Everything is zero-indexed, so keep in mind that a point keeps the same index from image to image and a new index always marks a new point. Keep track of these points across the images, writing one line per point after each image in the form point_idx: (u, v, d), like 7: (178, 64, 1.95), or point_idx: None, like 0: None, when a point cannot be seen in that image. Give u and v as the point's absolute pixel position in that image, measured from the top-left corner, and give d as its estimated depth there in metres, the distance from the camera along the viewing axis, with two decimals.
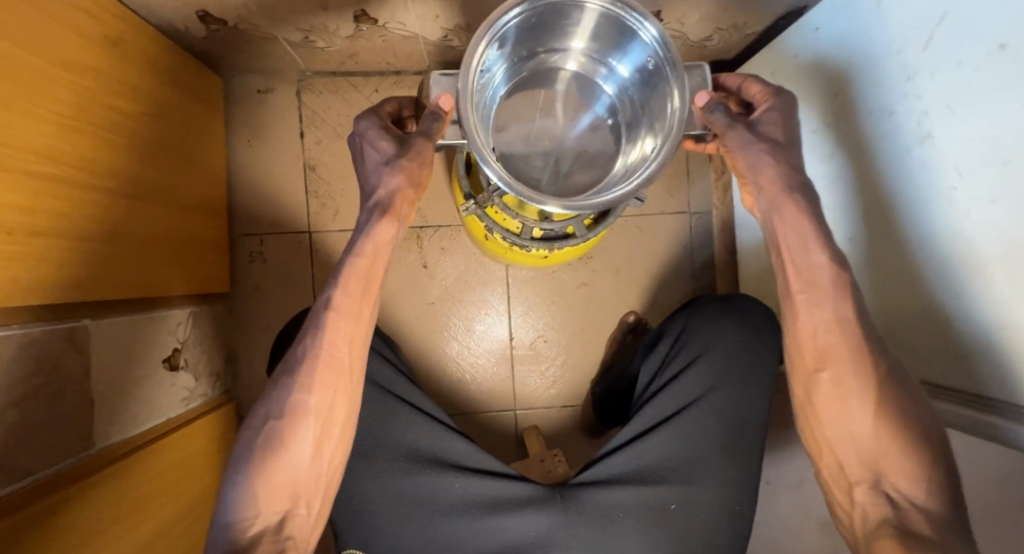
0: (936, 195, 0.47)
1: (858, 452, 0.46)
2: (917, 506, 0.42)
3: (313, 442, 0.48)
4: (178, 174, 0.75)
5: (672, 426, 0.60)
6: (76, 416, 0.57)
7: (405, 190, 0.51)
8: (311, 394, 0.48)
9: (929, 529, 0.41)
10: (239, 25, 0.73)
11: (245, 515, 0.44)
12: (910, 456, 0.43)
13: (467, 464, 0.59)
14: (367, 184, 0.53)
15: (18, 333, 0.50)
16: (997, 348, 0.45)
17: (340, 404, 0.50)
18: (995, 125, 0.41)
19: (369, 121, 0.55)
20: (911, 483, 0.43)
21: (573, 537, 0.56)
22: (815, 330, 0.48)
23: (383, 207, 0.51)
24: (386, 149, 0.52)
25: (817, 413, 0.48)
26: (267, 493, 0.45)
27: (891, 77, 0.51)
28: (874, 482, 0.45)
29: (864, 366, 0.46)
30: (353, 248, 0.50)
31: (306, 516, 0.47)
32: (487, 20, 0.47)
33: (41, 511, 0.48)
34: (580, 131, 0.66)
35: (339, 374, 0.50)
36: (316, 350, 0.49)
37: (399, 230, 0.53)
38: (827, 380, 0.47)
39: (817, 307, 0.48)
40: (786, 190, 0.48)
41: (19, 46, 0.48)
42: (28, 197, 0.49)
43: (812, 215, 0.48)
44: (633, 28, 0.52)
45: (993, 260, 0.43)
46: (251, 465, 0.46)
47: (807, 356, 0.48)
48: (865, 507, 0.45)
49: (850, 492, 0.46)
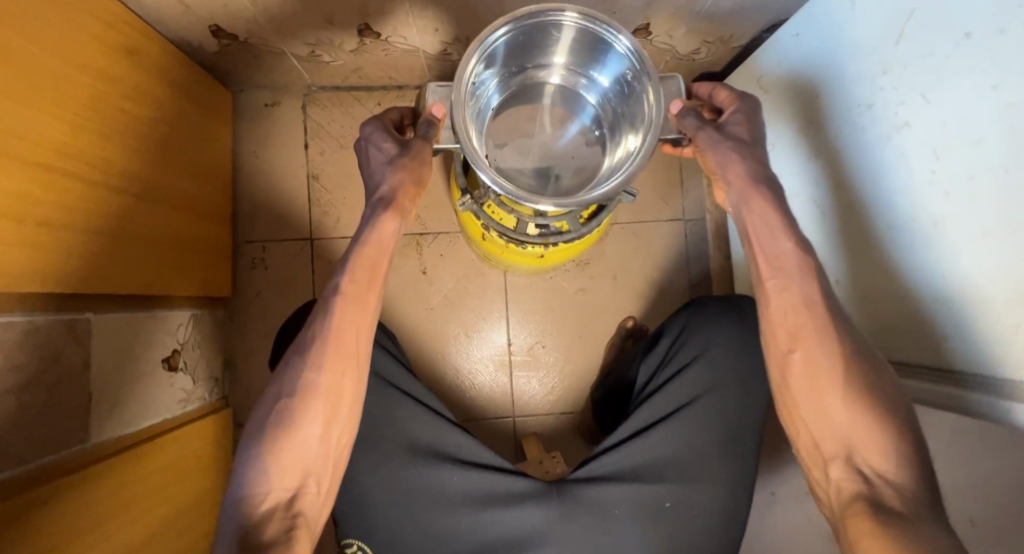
0: (913, 181, 0.49)
1: (830, 429, 0.46)
2: (887, 481, 0.42)
3: (322, 422, 0.49)
4: (186, 179, 0.77)
5: (669, 426, 0.58)
6: (75, 407, 0.58)
7: (407, 185, 0.54)
8: (320, 374, 0.50)
9: (897, 501, 0.41)
10: (249, 40, 0.77)
11: (256, 491, 0.45)
12: (879, 431, 0.44)
13: (468, 457, 0.59)
14: (370, 183, 0.56)
15: (21, 322, 0.51)
16: (968, 325, 0.46)
17: (347, 387, 0.51)
18: (966, 108, 0.42)
19: (374, 126, 0.57)
20: (882, 456, 0.43)
21: (567, 532, 0.55)
22: (790, 310, 0.49)
23: (386, 201, 0.53)
24: (389, 150, 0.54)
25: (793, 391, 0.49)
26: (278, 470, 0.46)
27: (866, 72, 0.54)
28: (847, 457, 0.45)
29: (829, 341, 0.47)
30: (358, 239, 0.53)
31: (316, 494, 0.48)
32: (477, 38, 0.52)
33: (35, 499, 0.48)
34: (568, 140, 0.69)
35: (345, 357, 0.51)
36: (323, 332, 0.50)
37: (402, 222, 0.55)
38: (799, 360, 0.48)
39: (784, 292, 0.49)
40: (754, 183, 0.51)
41: (36, 46, 0.50)
42: (41, 189, 0.51)
43: (777, 206, 0.51)
44: (608, 41, 0.55)
45: (952, 243, 0.46)
46: (264, 443, 0.47)
47: (779, 337, 0.49)
48: (839, 481, 0.45)
49: (827, 470, 0.46)
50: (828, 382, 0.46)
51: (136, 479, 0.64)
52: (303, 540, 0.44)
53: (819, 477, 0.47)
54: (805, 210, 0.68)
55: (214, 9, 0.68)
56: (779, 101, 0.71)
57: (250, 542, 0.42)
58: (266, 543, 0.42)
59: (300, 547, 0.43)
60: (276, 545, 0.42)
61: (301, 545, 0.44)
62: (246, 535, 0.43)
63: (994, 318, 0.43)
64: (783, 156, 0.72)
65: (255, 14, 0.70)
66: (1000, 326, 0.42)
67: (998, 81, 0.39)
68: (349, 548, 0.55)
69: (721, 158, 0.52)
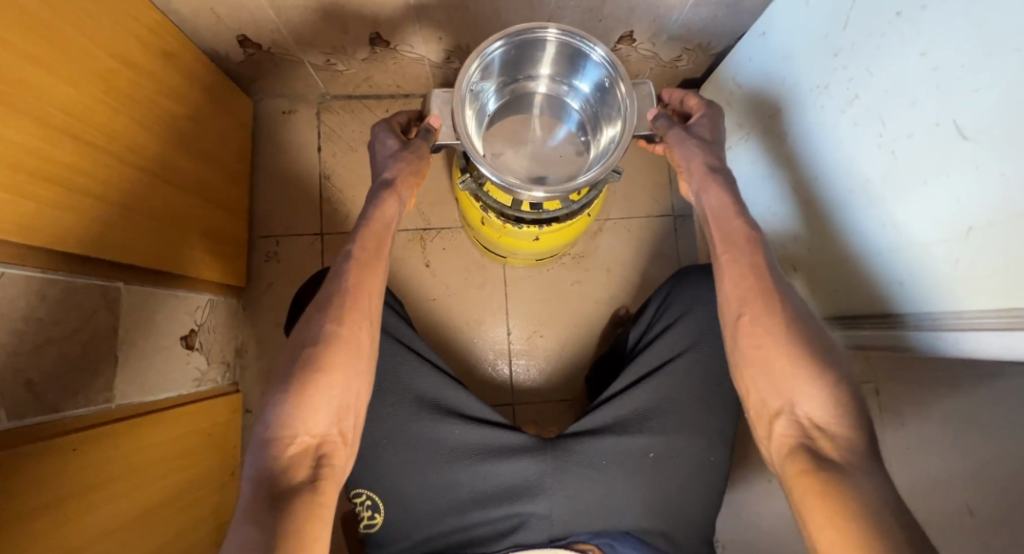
0: (864, 147, 0.55)
1: (773, 385, 0.50)
2: (826, 432, 0.46)
3: (345, 372, 0.49)
4: (209, 173, 0.84)
5: (653, 381, 0.62)
6: (103, 367, 0.62)
7: (407, 174, 0.59)
8: (340, 324, 0.50)
9: (836, 451, 0.45)
10: (271, 49, 0.85)
11: (285, 433, 0.45)
12: (817, 383, 0.47)
13: (469, 412, 0.62)
14: (375, 173, 0.61)
15: (63, 280, 0.56)
16: (918, 270, 0.51)
17: (364, 340, 0.51)
18: (901, 76, 0.49)
19: (383, 127, 0.63)
20: (819, 407, 0.47)
21: (560, 483, 0.58)
22: (743, 276, 0.53)
23: (386, 185, 0.58)
24: (393, 145, 0.60)
25: (747, 352, 0.51)
26: (306, 418, 0.46)
27: (821, 57, 0.60)
28: (790, 411, 0.48)
29: (771, 303, 0.51)
30: (366, 214, 0.57)
31: (342, 446, 0.48)
32: (474, 52, 0.58)
33: (58, 445, 0.52)
34: (557, 143, 0.75)
35: (362, 313, 0.52)
36: (339, 289, 0.52)
37: (401, 207, 0.59)
38: (749, 323, 0.51)
39: (736, 264, 0.54)
40: (710, 172, 0.57)
41: (81, 35, 0.57)
42: (83, 161, 0.56)
43: (731, 196, 0.56)
44: (584, 50, 0.61)
45: (898, 197, 0.51)
46: (292, 390, 0.46)
47: (732, 301, 0.53)
48: (780, 437, 0.49)
49: (772, 426, 0.50)
50: (770, 340, 0.50)
51: (154, 444, 0.68)
52: (329, 491, 0.44)
53: (763, 433, 0.51)
54: (764, 198, 0.79)
55: (242, 19, 0.76)
56: (744, 103, 0.80)
57: (277, 488, 0.42)
58: (294, 489, 0.42)
59: (327, 497, 0.43)
60: (303, 491, 0.42)
61: (328, 495, 0.44)
62: (274, 478, 0.43)
63: (940, 257, 0.48)
64: (744, 155, 0.82)
65: (280, 25, 0.78)
66: (917, 271, 0.51)
67: (925, 48, 0.46)
68: (359, 498, 0.58)
69: (682, 151, 0.58)
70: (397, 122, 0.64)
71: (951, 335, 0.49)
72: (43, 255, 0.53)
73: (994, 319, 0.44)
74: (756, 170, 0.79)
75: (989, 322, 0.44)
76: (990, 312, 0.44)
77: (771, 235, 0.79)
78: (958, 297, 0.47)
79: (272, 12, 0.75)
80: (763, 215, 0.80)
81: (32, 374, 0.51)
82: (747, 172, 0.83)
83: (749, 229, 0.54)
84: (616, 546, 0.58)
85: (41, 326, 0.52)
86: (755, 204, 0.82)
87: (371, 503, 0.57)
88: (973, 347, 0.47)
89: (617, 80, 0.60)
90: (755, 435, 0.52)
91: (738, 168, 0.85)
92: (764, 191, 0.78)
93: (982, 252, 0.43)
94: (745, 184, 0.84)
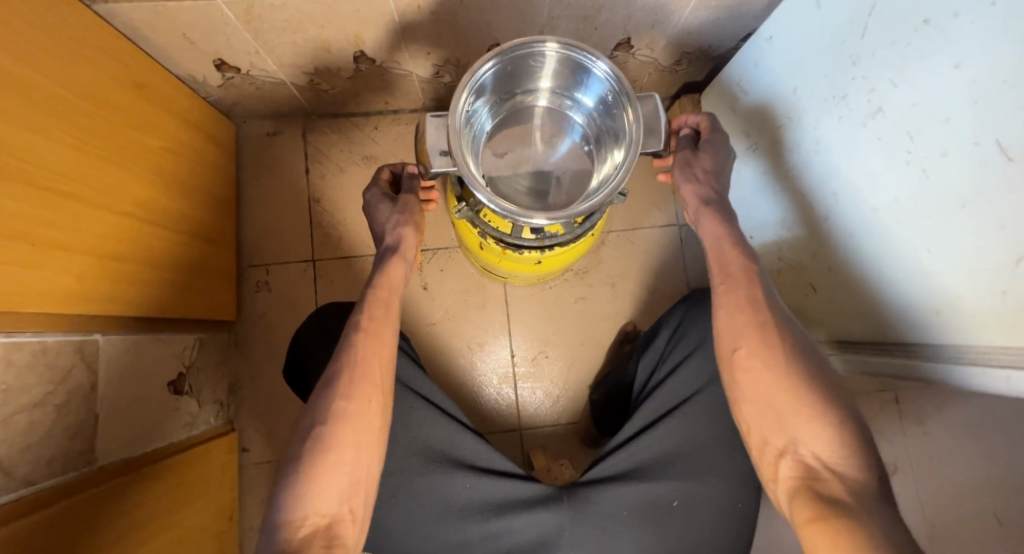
0: (892, 162, 0.50)
1: (776, 422, 0.46)
2: (834, 472, 0.43)
3: (354, 443, 0.46)
4: (190, 205, 0.79)
5: (671, 422, 0.58)
6: (84, 429, 0.58)
7: (411, 237, 0.59)
8: (349, 401, 0.47)
9: (844, 492, 0.41)
10: (251, 72, 0.81)
11: (295, 516, 0.42)
12: (820, 420, 0.44)
13: (481, 464, 0.58)
14: (377, 238, 0.61)
15: (33, 342, 0.52)
16: (959, 301, 0.46)
17: (375, 413, 0.48)
18: (932, 89, 0.44)
19: (373, 189, 0.62)
20: (825, 445, 0.44)
21: (576, 538, 0.55)
22: (738, 306, 0.51)
23: (393, 252, 0.58)
24: (388, 209, 0.60)
25: (743, 384, 0.48)
26: (317, 496, 0.43)
27: (839, 62, 0.56)
28: (793, 450, 0.45)
29: (779, 342, 0.48)
30: (370, 283, 0.56)
31: (352, 523, 0.44)
32: (468, 74, 0.53)
33: (35, 527, 0.47)
34: (559, 158, 0.68)
35: (372, 385, 0.49)
36: (347, 365, 0.49)
37: (406, 268, 0.60)
38: (745, 356, 0.48)
39: (734, 294, 0.51)
40: (704, 202, 0.57)
41: (43, 77, 0.53)
42: (48, 213, 0.52)
43: (728, 226, 0.55)
44: (585, 64, 0.56)
45: (933, 220, 0.47)
46: (300, 475, 0.43)
47: (725, 333, 0.50)
48: (789, 480, 0.45)
49: (776, 466, 0.46)
50: (772, 378, 0.47)
51: (148, 499, 0.64)
52: None
53: (769, 474, 0.47)
54: (773, 213, 0.75)
55: (218, 44, 0.72)
56: (749, 112, 0.76)
57: None
58: None
59: None
60: None
61: None
62: None
63: (979, 289, 0.44)
64: (751, 166, 0.79)
65: (258, 48, 0.73)
66: (948, 299, 0.47)
67: (958, 60, 0.42)
68: None
69: (680, 177, 0.59)
70: (383, 181, 0.64)
71: (996, 372, 0.44)
72: (11, 318, 0.49)
73: None
74: (763, 183, 0.76)
75: None
76: None
77: (783, 252, 0.75)
78: (1005, 330, 0.43)
79: (250, 35, 0.70)
80: (771, 231, 0.77)
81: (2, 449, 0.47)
82: (753, 184, 0.79)
83: (745, 258, 0.53)
84: None
85: (8, 397, 0.48)
86: (761, 218, 0.79)
87: None
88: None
89: (622, 95, 0.55)
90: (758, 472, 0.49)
91: (744, 178, 0.81)
92: (772, 203, 0.74)
93: None
94: (749, 199, 0.81)
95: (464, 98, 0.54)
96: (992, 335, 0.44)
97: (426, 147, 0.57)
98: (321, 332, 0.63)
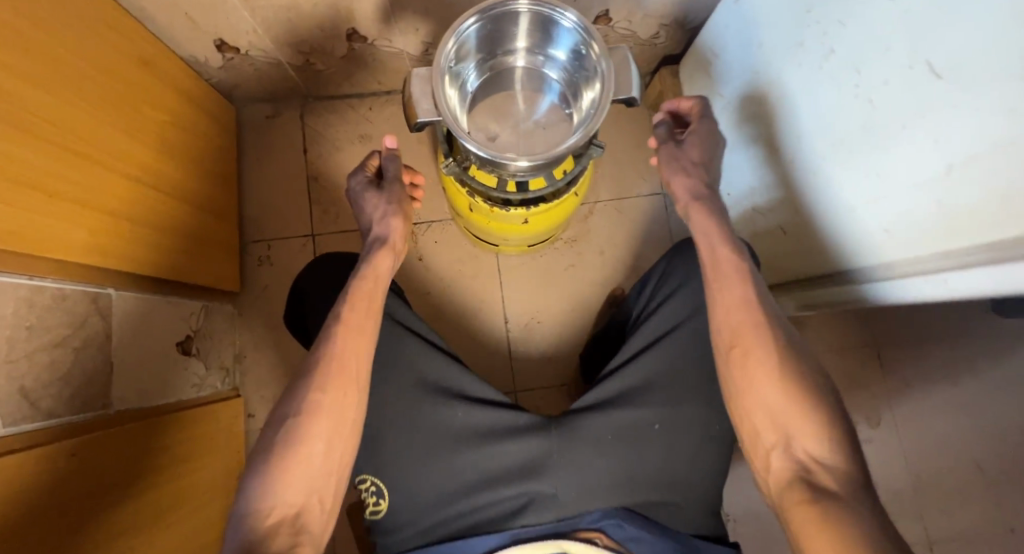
0: (848, 97, 0.54)
1: (772, 421, 0.50)
2: (821, 462, 0.46)
3: (326, 436, 0.49)
4: (194, 180, 0.84)
5: (654, 351, 0.62)
6: (100, 376, 0.62)
7: (397, 230, 0.64)
8: (323, 393, 0.50)
9: (833, 482, 0.45)
10: (249, 52, 0.85)
11: (264, 504, 0.45)
12: (811, 420, 0.48)
13: (474, 395, 0.62)
14: (365, 228, 0.65)
15: (53, 286, 0.56)
16: (907, 218, 0.49)
17: (350, 406, 0.51)
18: (874, 23, 0.48)
19: (360, 180, 0.66)
20: (818, 443, 0.47)
21: (564, 461, 0.58)
22: (734, 306, 0.55)
23: (381, 243, 0.62)
24: (375, 200, 0.64)
25: (741, 379, 0.52)
26: (286, 487, 0.46)
27: (796, 12, 0.60)
28: (787, 447, 0.49)
29: (765, 336, 0.53)
30: (356, 274, 0.59)
31: (318, 512, 0.47)
32: (449, 31, 0.57)
33: (59, 453, 0.51)
34: (541, 116, 0.72)
35: (348, 378, 0.52)
36: (327, 358, 0.52)
37: (393, 259, 0.63)
38: (740, 354, 0.53)
39: (728, 292, 0.56)
40: (694, 199, 0.61)
41: (60, 46, 0.57)
42: (65, 168, 0.56)
43: (716, 222, 0.59)
44: (555, 19, 0.60)
45: (884, 145, 0.50)
46: (271, 465, 0.46)
47: (724, 332, 0.54)
48: (780, 471, 0.48)
49: (768, 459, 0.50)
50: (766, 375, 0.51)
51: (153, 446, 0.67)
52: None
53: (761, 465, 0.51)
54: (749, 168, 0.79)
55: (219, 23, 0.77)
56: (724, 72, 0.80)
57: None
58: None
59: None
60: None
61: None
62: (249, 548, 0.42)
63: (922, 199, 0.47)
64: (728, 124, 0.83)
65: (256, 26, 0.78)
66: (898, 218, 0.50)
67: None
68: (362, 483, 0.57)
69: (669, 173, 0.62)
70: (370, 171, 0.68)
71: (935, 278, 0.47)
72: (30, 262, 0.52)
73: (978, 254, 0.42)
74: (739, 140, 0.80)
75: (974, 259, 0.43)
76: (974, 246, 0.43)
77: (757, 204, 0.79)
78: (945, 237, 0.45)
79: (247, 12, 0.75)
80: (747, 186, 0.80)
81: (26, 381, 0.51)
82: (730, 143, 0.83)
83: (735, 258, 0.57)
84: (625, 526, 0.55)
85: (32, 333, 0.52)
86: (739, 176, 0.83)
87: (376, 489, 0.57)
88: (962, 291, 0.45)
89: (590, 43, 0.59)
90: (756, 472, 0.52)
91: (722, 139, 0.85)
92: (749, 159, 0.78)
93: (963, 187, 0.42)
94: (727, 158, 0.86)
95: (447, 55, 0.59)
96: (936, 242, 0.47)
97: (410, 102, 0.61)
98: (320, 283, 0.67)
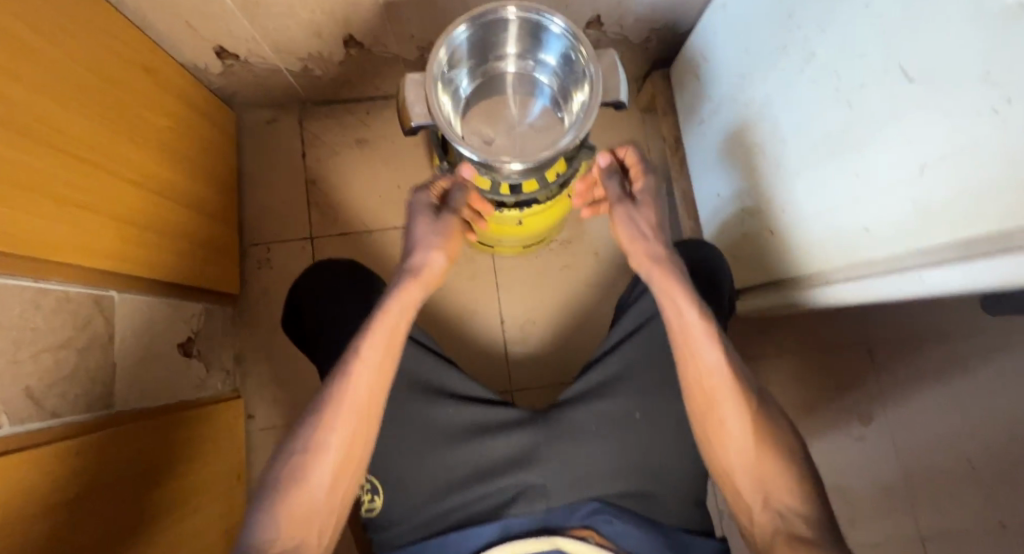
0: (827, 99, 0.55)
1: (755, 480, 0.51)
2: (794, 514, 0.49)
3: (332, 473, 0.50)
4: (196, 185, 0.85)
5: (634, 344, 0.65)
6: (103, 376, 0.63)
7: (437, 266, 0.59)
8: (333, 430, 0.50)
9: (809, 530, 0.47)
10: (248, 59, 0.87)
11: (266, 538, 0.46)
12: (789, 474, 0.50)
13: (461, 391, 0.64)
14: (404, 249, 0.60)
15: (58, 290, 0.58)
16: (885, 216, 0.50)
17: (359, 441, 0.51)
18: (852, 29, 0.50)
19: (423, 197, 0.61)
20: (795, 499, 0.49)
21: (552, 452, 0.59)
22: (714, 372, 0.53)
23: (414, 276, 0.57)
24: (426, 227, 0.59)
25: (719, 441, 0.53)
26: (290, 521, 0.47)
27: (778, 17, 0.62)
28: (766, 502, 0.50)
29: (750, 402, 0.53)
30: (380, 307, 0.55)
31: (316, 543, 0.49)
32: (442, 38, 0.59)
33: (63, 450, 0.52)
34: (532, 120, 0.74)
35: (360, 415, 0.51)
36: (340, 393, 0.51)
37: (422, 293, 0.59)
38: (722, 425, 0.52)
39: (702, 357, 0.54)
40: (658, 260, 0.58)
41: (65, 56, 0.59)
42: (71, 174, 0.58)
43: (680, 280, 0.56)
44: (545, 24, 0.62)
45: (862, 145, 0.52)
46: (276, 499, 0.48)
47: (700, 399, 0.54)
48: (761, 520, 0.50)
49: (751, 511, 0.51)
50: (745, 439, 0.52)
51: (154, 444, 0.68)
52: None
53: (743, 515, 0.52)
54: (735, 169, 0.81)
55: (219, 31, 0.78)
56: (711, 76, 0.82)
57: None
58: None
59: None
60: None
61: None
62: None
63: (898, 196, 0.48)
64: (714, 127, 0.85)
65: (255, 34, 0.80)
66: (877, 219, 0.52)
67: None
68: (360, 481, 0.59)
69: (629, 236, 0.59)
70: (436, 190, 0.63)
71: (912, 274, 0.48)
72: (37, 266, 0.54)
73: (950, 252, 0.43)
74: (724, 144, 0.82)
75: (947, 257, 0.44)
76: (947, 242, 0.43)
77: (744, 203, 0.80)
78: (919, 234, 0.46)
79: (247, 21, 0.76)
80: (735, 187, 0.82)
81: (32, 382, 0.52)
82: (716, 145, 0.85)
83: (706, 319, 0.54)
84: (615, 522, 0.55)
85: (38, 334, 0.53)
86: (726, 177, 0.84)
87: (371, 485, 0.58)
88: (932, 285, 0.46)
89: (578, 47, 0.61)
90: (736, 522, 0.53)
91: (710, 141, 0.87)
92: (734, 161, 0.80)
93: (936, 187, 0.43)
94: (715, 159, 0.87)
95: (440, 60, 0.60)
96: (911, 238, 0.47)
97: (406, 107, 0.63)
98: (319, 284, 0.69)
